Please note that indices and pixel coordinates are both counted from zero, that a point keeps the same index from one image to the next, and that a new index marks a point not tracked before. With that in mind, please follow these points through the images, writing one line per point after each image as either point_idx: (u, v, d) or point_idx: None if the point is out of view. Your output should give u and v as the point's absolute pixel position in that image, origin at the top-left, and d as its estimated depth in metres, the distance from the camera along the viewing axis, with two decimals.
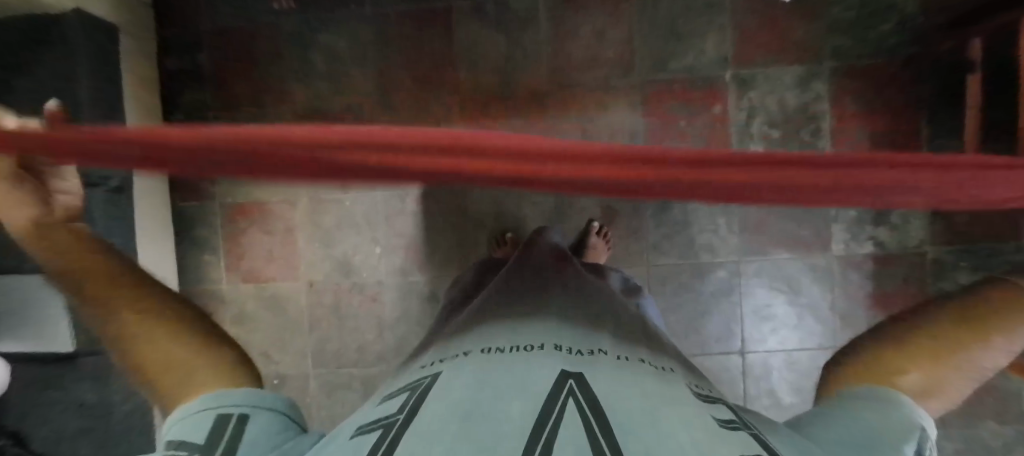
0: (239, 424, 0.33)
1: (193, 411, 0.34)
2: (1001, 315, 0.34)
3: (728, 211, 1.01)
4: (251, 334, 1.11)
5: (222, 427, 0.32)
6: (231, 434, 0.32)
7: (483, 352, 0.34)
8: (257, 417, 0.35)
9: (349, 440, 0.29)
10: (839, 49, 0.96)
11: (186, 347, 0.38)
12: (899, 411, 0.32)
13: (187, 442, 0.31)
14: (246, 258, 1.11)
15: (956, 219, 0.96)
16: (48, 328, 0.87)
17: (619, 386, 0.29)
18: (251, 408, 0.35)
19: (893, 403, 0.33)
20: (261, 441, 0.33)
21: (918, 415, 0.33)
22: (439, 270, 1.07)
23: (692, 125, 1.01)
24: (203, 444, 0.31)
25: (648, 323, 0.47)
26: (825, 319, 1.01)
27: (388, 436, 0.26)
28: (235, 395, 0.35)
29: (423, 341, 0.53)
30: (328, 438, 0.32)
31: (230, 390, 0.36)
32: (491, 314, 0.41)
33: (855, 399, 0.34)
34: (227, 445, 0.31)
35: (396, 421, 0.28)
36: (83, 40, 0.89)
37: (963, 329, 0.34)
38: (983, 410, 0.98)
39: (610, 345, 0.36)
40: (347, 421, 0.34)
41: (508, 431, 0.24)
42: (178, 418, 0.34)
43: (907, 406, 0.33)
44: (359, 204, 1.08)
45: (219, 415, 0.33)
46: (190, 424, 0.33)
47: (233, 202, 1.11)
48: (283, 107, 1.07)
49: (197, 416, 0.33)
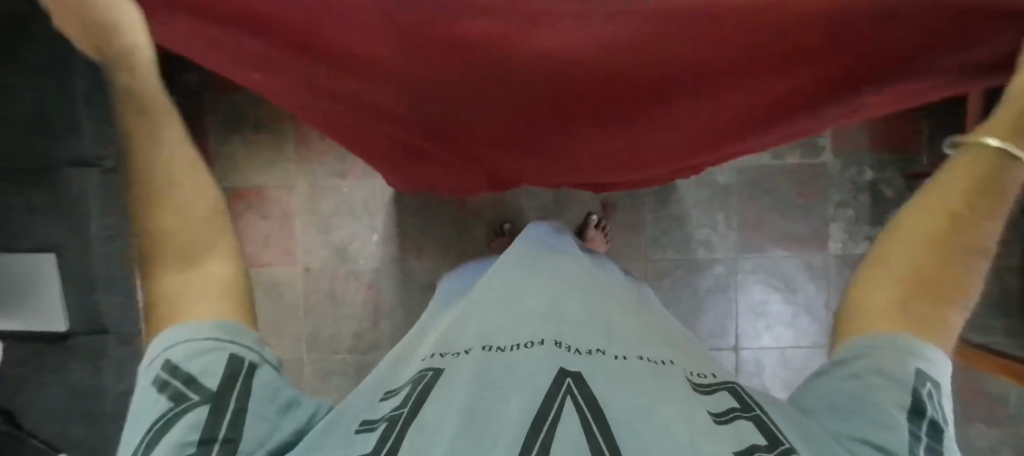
0: (249, 377, 0.31)
1: (204, 338, 0.32)
2: (955, 196, 0.33)
3: (727, 208, 1.01)
4: None
5: (233, 377, 0.31)
6: (241, 386, 0.31)
7: (483, 349, 0.33)
8: (264, 371, 0.33)
9: (351, 435, 0.29)
10: None
11: (209, 245, 0.35)
12: (891, 356, 0.30)
13: (199, 382, 0.30)
14: (241, 242, 1.10)
15: None
16: (44, 307, 0.87)
17: (619, 384, 0.28)
18: (260, 359, 0.33)
19: (883, 349, 0.31)
20: (271, 392, 0.32)
21: (915, 357, 0.30)
22: (436, 260, 1.07)
23: None
24: (214, 391, 0.30)
25: (644, 313, 0.47)
26: (819, 317, 1.01)
27: (393, 434, 0.26)
28: (247, 335, 0.33)
29: (419, 328, 0.53)
30: (330, 422, 0.32)
31: (241, 327, 0.34)
32: (492, 305, 0.40)
33: (849, 359, 0.32)
34: (236, 404, 0.30)
35: (399, 420, 0.28)
36: None
37: (934, 231, 0.33)
38: (970, 410, 1.00)
39: (610, 339, 0.35)
40: (350, 408, 0.34)
41: (507, 434, 0.23)
42: (180, 339, 0.32)
43: (900, 349, 0.31)
44: (356, 191, 1.07)
45: (231, 357, 0.31)
46: (203, 355, 0.31)
47: (228, 186, 1.09)
48: None
49: (207, 346, 0.31)
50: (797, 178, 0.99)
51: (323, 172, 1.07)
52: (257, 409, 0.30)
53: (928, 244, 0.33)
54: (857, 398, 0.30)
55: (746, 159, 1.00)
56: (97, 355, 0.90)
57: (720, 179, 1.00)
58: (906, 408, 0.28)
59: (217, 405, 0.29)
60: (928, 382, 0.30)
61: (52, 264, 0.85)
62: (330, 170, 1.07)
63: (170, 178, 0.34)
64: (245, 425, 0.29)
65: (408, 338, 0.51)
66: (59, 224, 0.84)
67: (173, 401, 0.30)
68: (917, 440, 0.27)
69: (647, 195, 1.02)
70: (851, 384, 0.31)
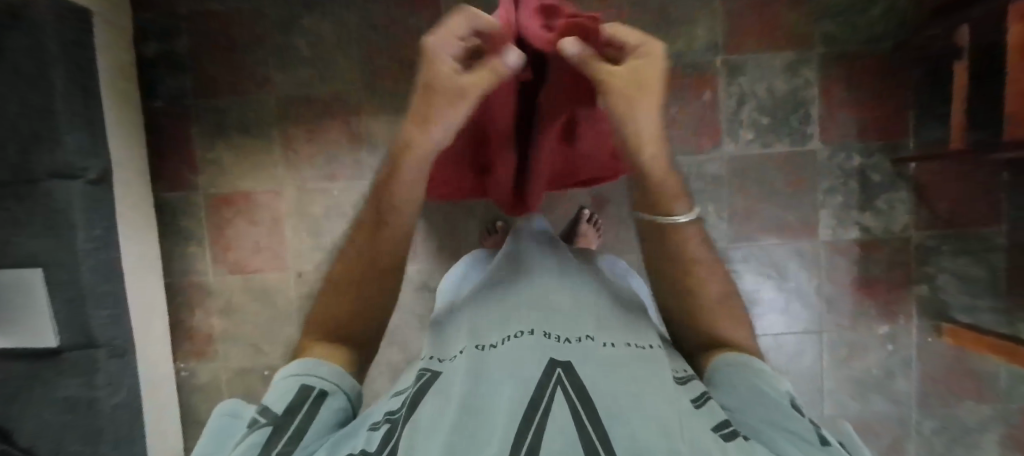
0: (317, 402, 0.35)
1: (288, 374, 0.37)
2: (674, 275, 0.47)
3: (718, 198, 1.02)
4: (240, 324, 1.11)
5: (303, 400, 0.34)
6: (307, 409, 0.34)
7: (476, 348, 0.33)
8: (332, 399, 0.36)
9: (354, 449, 0.29)
10: (829, 34, 0.96)
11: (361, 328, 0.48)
12: (762, 374, 0.35)
13: (269, 408, 0.33)
14: (233, 249, 1.10)
15: (938, 204, 0.99)
16: (34, 322, 0.85)
17: (607, 372, 0.28)
18: (331, 387, 0.37)
19: (755, 370, 0.35)
20: (323, 421, 0.34)
21: (780, 379, 0.35)
22: (431, 260, 1.07)
23: (685, 111, 1.00)
24: (282, 413, 0.32)
25: (630, 298, 0.47)
26: (811, 304, 1.03)
27: (393, 440, 0.26)
28: (323, 368, 0.38)
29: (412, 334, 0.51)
30: (349, 431, 0.32)
31: (321, 362, 0.39)
32: (484, 305, 0.39)
33: (731, 378, 0.36)
34: (297, 425, 0.32)
35: (399, 429, 0.27)
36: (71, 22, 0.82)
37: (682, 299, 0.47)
38: (962, 390, 1.02)
39: (598, 328, 0.35)
40: (361, 424, 0.33)
41: (498, 428, 0.23)
42: (279, 377, 0.38)
43: (768, 371, 0.36)
44: (346, 193, 1.06)
45: (302, 386, 0.36)
46: (281, 389, 0.35)
47: (217, 193, 1.08)
48: (267, 95, 1.05)
49: (291, 379, 0.37)
50: (786, 166, 1.00)
51: (312, 175, 1.06)
52: (313, 435, 0.32)
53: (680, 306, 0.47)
54: (761, 399, 0.32)
55: (736, 149, 1.00)
56: (89, 369, 0.87)
57: (710, 170, 1.01)
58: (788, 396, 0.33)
59: (282, 423, 0.32)
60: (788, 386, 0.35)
61: (38, 277, 0.83)
62: (319, 173, 1.06)
63: (389, 263, 0.49)
64: (300, 443, 0.31)
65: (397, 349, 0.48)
66: (44, 238, 0.83)
67: (245, 427, 0.32)
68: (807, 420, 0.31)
69: None
70: (746, 380, 0.34)
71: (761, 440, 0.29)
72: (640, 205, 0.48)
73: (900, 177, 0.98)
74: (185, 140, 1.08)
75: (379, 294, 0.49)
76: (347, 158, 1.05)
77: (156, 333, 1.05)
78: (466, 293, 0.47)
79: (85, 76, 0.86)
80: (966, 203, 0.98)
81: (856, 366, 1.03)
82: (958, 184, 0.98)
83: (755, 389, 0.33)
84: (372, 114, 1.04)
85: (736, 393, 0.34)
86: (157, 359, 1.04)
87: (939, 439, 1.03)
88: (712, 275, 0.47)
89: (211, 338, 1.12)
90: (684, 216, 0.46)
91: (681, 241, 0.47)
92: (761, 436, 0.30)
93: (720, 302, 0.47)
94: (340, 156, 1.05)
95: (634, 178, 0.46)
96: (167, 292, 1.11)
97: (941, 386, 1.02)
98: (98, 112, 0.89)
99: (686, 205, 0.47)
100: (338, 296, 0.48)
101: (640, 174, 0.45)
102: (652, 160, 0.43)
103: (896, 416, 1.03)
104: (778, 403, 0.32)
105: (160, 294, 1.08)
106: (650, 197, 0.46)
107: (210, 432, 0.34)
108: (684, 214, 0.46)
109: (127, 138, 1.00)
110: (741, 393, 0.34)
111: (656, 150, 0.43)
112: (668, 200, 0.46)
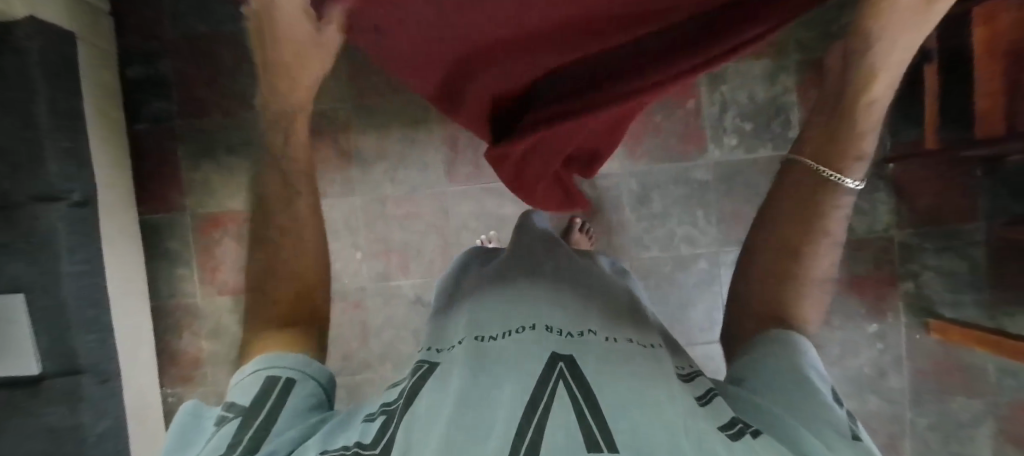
0: (285, 392, 0.35)
1: (250, 371, 0.37)
2: (799, 228, 0.45)
3: (705, 203, 1.03)
4: (227, 346, 1.09)
5: (269, 392, 0.35)
6: (275, 398, 0.34)
7: (475, 340, 0.33)
8: (302, 385, 0.37)
9: (350, 438, 0.29)
10: (804, 42, 0.99)
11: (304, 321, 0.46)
12: (803, 371, 0.35)
13: (237, 404, 0.34)
14: (221, 270, 1.08)
15: (919, 203, 1.02)
16: (10, 350, 0.81)
17: (611, 369, 0.29)
18: (301, 374, 0.38)
19: (799, 368, 0.36)
20: (295, 409, 0.35)
21: (820, 378, 0.36)
22: (423, 274, 1.06)
23: (668, 120, 1.03)
24: (248, 408, 0.33)
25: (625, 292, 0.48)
26: None
27: (390, 431, 0.27)
28: (285, 359, 0.38)
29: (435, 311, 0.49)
30: (344, 425, 0.32)
31: (282, 355, 0.39)
32: (490, 300, 0.39)
33: (774, 372, 0.36)
34: (265, 417, 0.33)
35: (392, 426, 0.28)
36: (50, 46, 0.80)
37: (786, 262, 0.45)
38: (953, 385, 1.03)
39: (600, 325, 0.35)
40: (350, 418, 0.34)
41: (500, 419, 0.24)
42: (239, 375, 0.38)
43: (809, 369, 0.36)
44: (336, 210, 1.06)
45: (267, 378, 0.36)
46: (248, 384, 0.36)
47: (205, 213, 1.08)
48: (254, 115, 1.05)
49: (257, 371, 0.37)
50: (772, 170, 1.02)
51: None
52: (283, 422, 0.33)
53: (780, 266, 0.46)
54: (804, 398, 0.33)
55: (721, 155, 1.02)
56: (73, 398, 0.83)
57: (697, 175, 1.03)
58: (831, 396, 0.33)
59: (249, 417, 0.33)
60: (828, 387, 0.35)
61: (19, 303, 0.80)
62: None
63: (320, 245, 0.52)
64: (267, 436, 0.31)
65: (442, 315, 0.45)
66: (26, 262, 0.80)
67: (216, 425, 0.33)
68: (848, 421, 0.31)
69: (627, 196, 1.04)
70: (791, 378, 0.35)
71: (788, 437, 0.29)
72: (816, 135, 0.45)
73: (880, 178, 1.02)
74: (169, 161, 1.07)
75: (317, 284, 0.50)
76: (337, 173, 1.05)
77: (143, 359, 1.03)
78: (485, 282, 0.43)
79: (69, 97, 0.85)
80: (945, 201, 1.01)
81: (849, 365, 1.04)
82: (938, 183, 1.00)
83: (801, 391, 0.33)
84: (361, 129, 1.04)
85: (759, 379, 0.37)
86: (144, 385, 1.02)
87: (935, 436, 1.04)
88: (827, 252, 0.45)
89: (198, 362, 1.09)
90: (852, 181, 0.43)
91: (829, 206, 0.44)
92: (792, 432, 0.29)
93: (817, 279, 0.45)
94: (330, 172, 1.05)
95: (830, 126, 0.44)
96: (155, 317, 1.09)
97: (932, 382, 1.03)
98: (81, 134, 0.87)
99: (860, 172, 0.44)
100: (277, 292, 0.47)
101: (838, 123, 0.43)
102: (880, 100, 0.40)
103: (890, 415, 1.04)
104: (820, 406, 0.32)
105: (146, 318, 1.06)
106: (842, 133, 0.43)
107: (178, 428, 0.35)
108: (857, 179, 0.44)
109: (112, 161, 0.99)
110: (784, 392, 0.34)
111: (887, 86, 0.40)
112: (847, 153, 0.43)
